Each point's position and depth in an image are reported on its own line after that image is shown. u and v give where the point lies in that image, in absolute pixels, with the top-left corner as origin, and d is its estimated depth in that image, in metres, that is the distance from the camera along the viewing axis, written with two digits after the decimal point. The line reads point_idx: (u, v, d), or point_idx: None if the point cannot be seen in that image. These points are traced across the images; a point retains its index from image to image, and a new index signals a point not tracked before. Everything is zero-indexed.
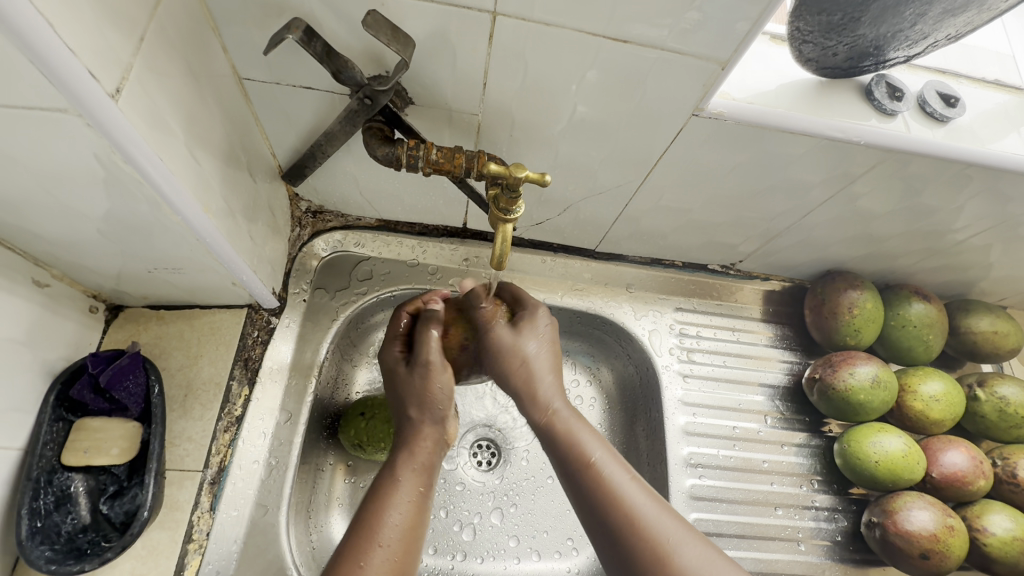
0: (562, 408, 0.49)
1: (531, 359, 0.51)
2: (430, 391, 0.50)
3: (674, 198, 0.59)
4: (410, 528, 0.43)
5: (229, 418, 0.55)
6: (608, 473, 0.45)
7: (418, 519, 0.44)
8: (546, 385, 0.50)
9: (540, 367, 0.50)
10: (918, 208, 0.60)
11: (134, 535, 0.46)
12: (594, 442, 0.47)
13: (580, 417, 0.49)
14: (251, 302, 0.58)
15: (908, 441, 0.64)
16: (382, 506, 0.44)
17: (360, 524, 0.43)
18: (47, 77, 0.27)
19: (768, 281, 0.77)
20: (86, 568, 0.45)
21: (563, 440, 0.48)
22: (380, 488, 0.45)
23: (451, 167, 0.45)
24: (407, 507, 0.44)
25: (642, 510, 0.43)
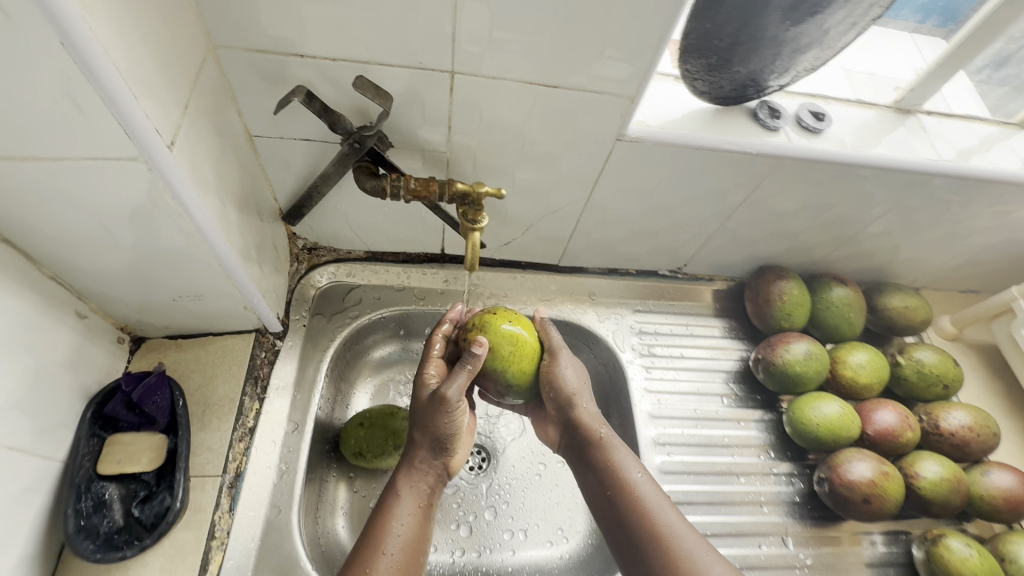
0: (603, 426, 0.63)
1: (578, 395, 0.63)
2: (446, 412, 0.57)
3: (615, 211, 0.71)
4: (411, 542, 0.54)
5: (243, 429, 0.61)
6: (642, 488, 0.57)
7: (415, 531, 0.55)
8: (589, 413, 0.63)
9: (577, 388, 0.64)
10: (818, 205, 0.73)
11: (170, 523, 0.53)
12: (633, 464, 0.59)
13: (619, 441, 0.62)
14: (259, 326, 0.66)
15: (842, 404, 0.74)
16: (389, 519, 0.55)
17: (368, 537, 0.53)
18: (128, 134, 0.37)
19: (714, 281, 0.89)
20: (128, 554, 0.51)
21: (608, 460, 0.60)
22: (386, 501, 0.57)
23: (427, 192, 0.55)
24: (407, 521, 0.55)
25: (672, 520, 0.55)
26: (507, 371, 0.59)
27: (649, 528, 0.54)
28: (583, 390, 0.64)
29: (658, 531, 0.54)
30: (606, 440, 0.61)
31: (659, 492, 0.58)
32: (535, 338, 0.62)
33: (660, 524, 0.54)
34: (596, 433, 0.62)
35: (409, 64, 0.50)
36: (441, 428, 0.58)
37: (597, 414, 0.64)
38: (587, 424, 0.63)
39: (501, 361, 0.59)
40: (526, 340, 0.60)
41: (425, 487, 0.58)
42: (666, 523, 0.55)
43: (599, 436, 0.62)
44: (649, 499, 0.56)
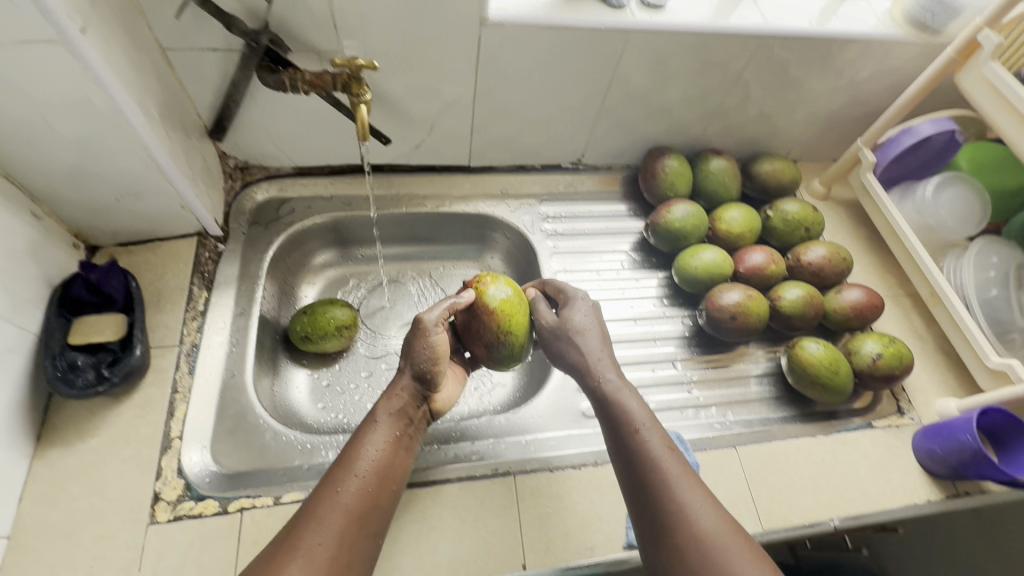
0: (616, 377, 0.63)
1: (600, 358, 0.64)
2: (419, 347, 0.63)
3: (503, 102, 0.81)
4: (380, 469, 0.55)
5: (194, 312, 0.72)
6: (651, 441, 0.56)
7: (385, 459, 0.56)
8: (609, 377, 0.63)
9: (593, 335, 0.66)
10: (680, 79, 0.84)
11: (132, 362, 0.63)
12: (643, 415, 0.58)
13: (628, 389, 0.62)
14: (200, 230, 0.76)
15: (717, 251, 0.86)
16: (362, 441, 0.56)
17: (342, 460, 0.55)
18: (47, 18, 0.46)
19: (612, 169, 1.00)
20: (105, 385, 0.61)
21: (619, 409, 0.59)
22: (362, 427, 0.58)
23: (321, 83, 0.65)
24: (382, 447, 0.56)
25: (675, 471, 0.54)
26: (499, 333, 0.66)
27: (653, 472, 0.54)
28: (597, 350, 0.65)
29: (660, 478, 0.53)
30: (613, 392, 0.61)
31: (668, 446, 0.56)
32: (523, 307, 0.68)
33: (663, 473, 0.54)
34: (602, 387, 0.62)
35: None
36: (421, 356, 0.63)
37: (614, 368, 0.64)
38: (597, 368, 0.63)
39: (506, 324, 0.66)
40: (518, 302, 0.68)
41: (403, 419, 0.60)
42: (668, 472, 0.54)
43: (608, 386, 0.62)
44: (656, 449, 0.55)
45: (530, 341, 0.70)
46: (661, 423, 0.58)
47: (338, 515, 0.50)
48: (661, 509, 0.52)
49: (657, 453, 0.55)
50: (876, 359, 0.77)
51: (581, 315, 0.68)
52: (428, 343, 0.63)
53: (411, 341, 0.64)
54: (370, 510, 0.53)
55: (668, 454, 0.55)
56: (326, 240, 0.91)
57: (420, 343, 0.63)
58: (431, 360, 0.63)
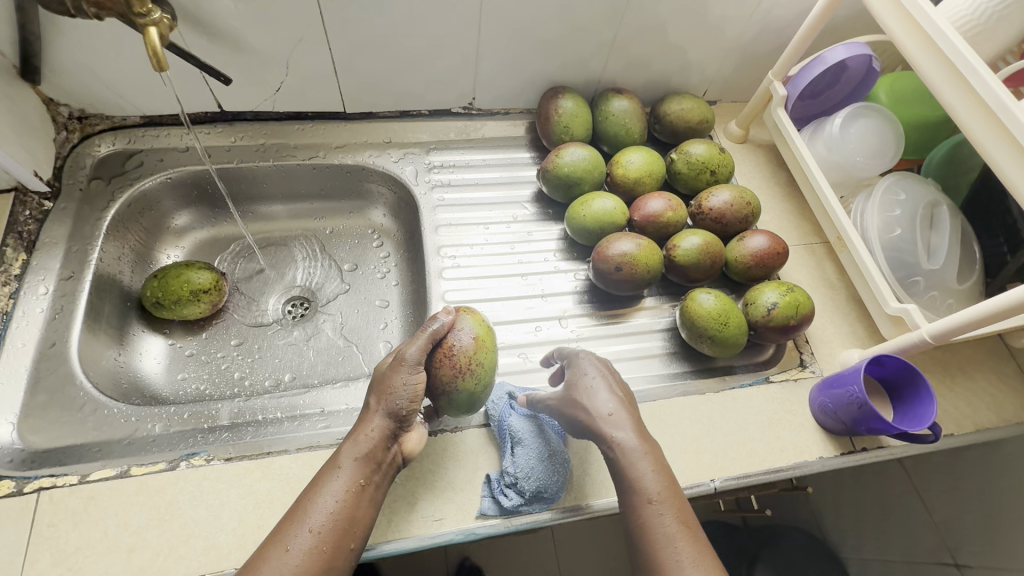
0: (628, 436, 0.53)
1: (613, 413, 0.55)
2: (393, 385, 0.55)
3: (361, 33, 0.72)
4: (336, 526, 0.48)
5: (7, 276, 0.64)
6: (665, 522, 0.49)
7: (346, 512, 0.49)
8: (621, 432, 0.54)
9: (615, 400, 0.56)
10: (563, 4, 0.75)
11: None
12: (654, 483, 0.51)
13: (640, 450, 0.53)
14: (16, 185, 0.68)
15: (611, 198, 0.79)
16: (317, 492, 0.50)
17: (295, 512, 0.49)
18: None
19: (509, 115, 0.92)
20: None
21: (629, 476, 0.52)
22: (323, 472, 0.51)
23: (111, 5, 0.56)
24: (340, 498, 0.50)
25: (682, 557, 0.47)
26: (473, 369, 0.60)
27: (659, 553, 0.48)
28: (611, 407, 0.55)
29: (665, 563, 0.47)
30: (626, 453, 0.52)
31: (678, 523, 0.49)
32: (490, 340, 0.63)
33: (669, 557, 0.47)
34: (611, 445, 0.53)
35: None
36: (396, 395, 0.55)
37: (622, 415, 0.55)
38: (603, 428, 0.54)
39: (480, 356, 0.61)
40: (491, 337, 0.64)
41: (370, 464, 0.52)
42: (675, 556, 0.47)
43: (619, 443, 0.53)
44: (668, 530, 0.49)
45: (492, 382, 0.64)
46: (677, 492, 0.51)
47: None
48: None
49: (656, 523, 0.49)
50: (772, 309, 0.71)
51: (588, 373, 0.58)
52: (405, 380, 0.56)
53: (382, 377, 0.56)
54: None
55: (655, 516, 0.49)
56: (187, 198, 0.83)
57: (389, 384, 0.55)
58: (407, 400, 0.55)
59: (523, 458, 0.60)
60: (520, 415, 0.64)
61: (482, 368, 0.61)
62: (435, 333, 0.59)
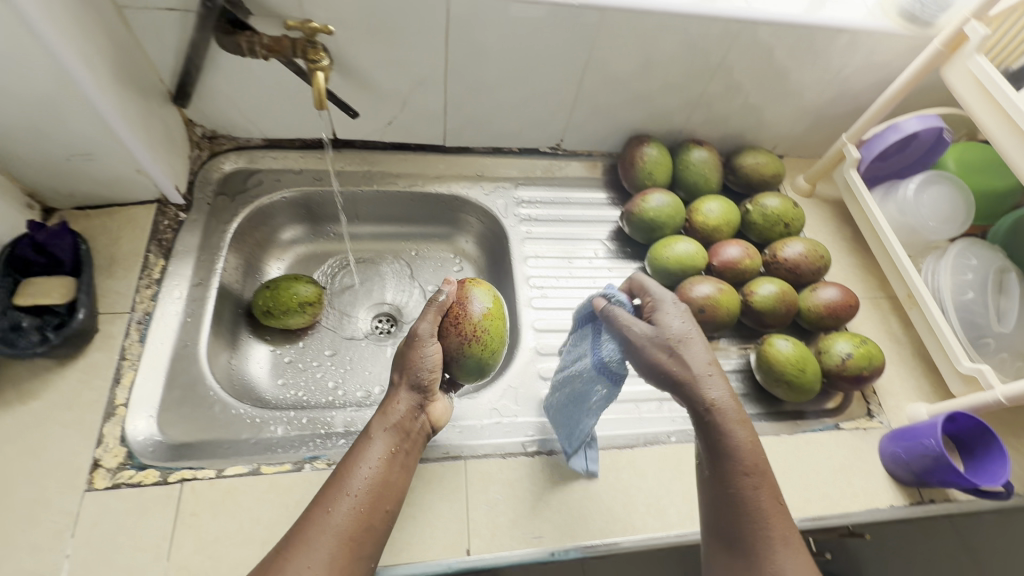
0: (725, 397, 0.55)
1: (712, 371, 0.57)
2: (414, 359, 0.61)
3: (477, 80, 0.79)
4: (375, 490, 0.54)
5: (149, 279, 0.70)
6: (761, 495, 0.53)
7: (382, 478, 0.55)
8: (717, 392, 0.55)
9: (709, 363, 0.57)
10: (661, 63, 0.81)
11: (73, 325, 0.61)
12: (749, 442, 0.54)
13: (738, 414, 0.55)
14: (159, 197, 0.75)
15: (692, 243, 0.84)
16: (358, 460, 0.55)
17: (335, 478, 0.54)
18: None
19: (592, 156, 0.98)
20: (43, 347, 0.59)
21: (726, 440, 0.54)
22: (360, 444, 0.57)
23: (280, 48, 0.63)
24: (377, 465, 0.55)
25: (771, 529, 0.52)
26: (480, 340, 0.66)
27: (750, 523, 0.52)
28: (710, 372, 0.57)
29: (752, 534, 0.52)
30: (721, 412, 0.55)
31: (774, 502, 0.53)
32: (497, 309, 0.70)
33: (767, 524, 0.52)
34: (706, 405, 0.56)
35: None
36: (421, 369, 0.61)
37: (722, 382, 0.56)
38: (704, 387, 0.56)
39: (486, 325, 0.67)
40: (499, 308, 0.71)
41: (399, 434, 0.58)
42: (767, 526, 0.52)
43: (714, 405, 0.55)
44: (764, 505, 0.53)
45: (500, 353, 0.70)
46: (769, 463, 0.54)
47: (332, 534, 0.50)
48: (750, 559, 0.51)
49: (751, 495, 0.53)
50: (846, 359, 0.75)
51: (695, 347, 0.58)
52: (425, 354, 0.62)
53: (404, 355, 0.63)
54: (362, 534, 0.51)
55: (750, 483, 0.53)
56: (294, 216, 0.89)
57: (415, 358, 0.61)
58: (428, 372, 0.61)
59: (564, 422, 0.66)
60: (580, 317, 0.72)
61: (490, 340, 0.67)
62: (440, 305, 0.65)
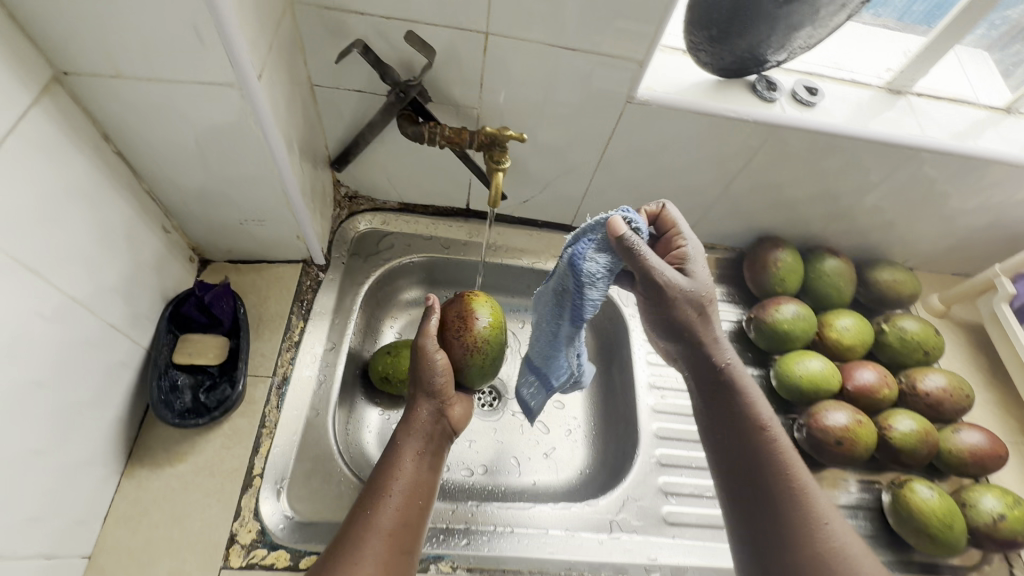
0: (737, 361, 0.61)
1: (723, 338, 0.62)
2: (426, 367, 0.63)
3: (625, 173, 0.78)
4: (411, 488, 0.56)
5: (290, 342, 0.71)
6: (801, 473, 0.56)
7: (416, 474, 0.58)
8: (729, 351, 0.61)
9: (717, 318, 0.62)
10: (814, 176, 0.79)
11: (232, 401, 0.62)
12: (768, 412, 0.59)
13: (755, 389, 0.61)
14: (305, 258, 0.76)
15: (825, 361, 0.80)
16: (392, 468, 0.57)
17: (376, 479, 0.57)
18: (232, 63, 0.46)
19: (714, 250, 0.95)
20: (203, 421, 0.61)
21: (746, 411, 0.59)
22: (391, 449, 0.60)
23: (458, 139, 0.64)
24: (409, 468, 0.58)
25: (826, 519, 0.53)
26: (472, 356, 0.64)
27: (795, 507, 0.54)
28: (723, 339, 0.62)
29: (823, 546, 0.52)
30: (735, 378, 0.60)
31: (825, 498, 0.55)
32: (497, 323, 0.67)
33: (814, 508, 0.54)
34: (722, 365, 0.60)
35: (450, 25, 0.58)
36: (432, 381, 0.63)
37: (737, 362, 0.62)
38: (718, 354, 0.61)
39: (487, 341, 0.65)
40: (501, 321, 0.68)
41: (426, 437, 0.61)
42: (820, 506, 0.54)
43: (733, 374, 0.61)
44: (805, 482, 0.55)
45: (501, 364, 0.68)
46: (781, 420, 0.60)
47: (383, 534, 0.52)
48: (804, 541, 0.52)
49: (799, 469, 0.56)
50: (999, 519, 0.69)
51: (717, 320, 0.61)
52: (434, 364, 0.62)
53: (420, 364, 0.64)
54: (405, 529, 0.54)
55: (796, 459, 0.56)
56: (417, 278, 0.88)
57: (427, 367, 0.63)
58: (444, 381, 0.63)
59: (544, 347, 0.66)
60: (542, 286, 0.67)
61: (483, 357, 0.65)
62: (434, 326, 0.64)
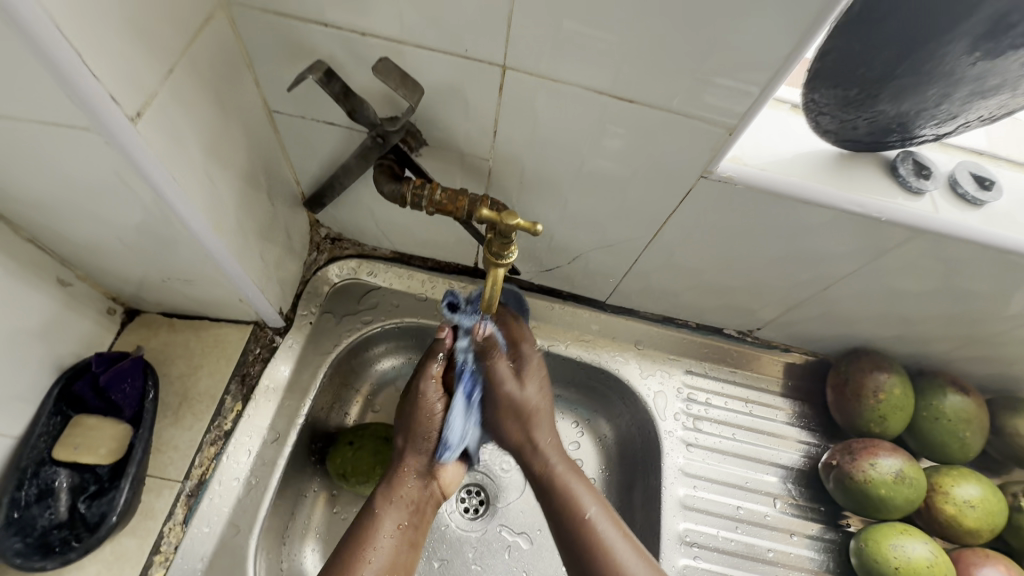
0: (558, 458, 0.57)
1: (542, 407, 0.58)
2: (424, 420, 0.57)
3: (682, 257, 0.58)
4: (388, 568, 0.50)
5: (217, 432, 0.56)
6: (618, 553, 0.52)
7: (396, 552, 0.52)
8: (543, 429, 0.58)
9: (541, 403, 0.58)
10: (954, 293, 0.56)
11: (99, 539, 0.47)
12: (586, 498, 0.54)
13: (572, 470, 0.57)
14: (258, 320, 0.60)
15: (936, 549, 0.57)
16: (369, 540, 0.51)
17: (351, 549, 0.50)
18: (78, 104, 0.29)
19: (789, 353, 0.73)
20: (50, 565, 0.46)
21: (562, 491, 0.55)
22: (365, 515, 0.53)
23: (454, 208, 0.46)
24: (389, 543, 0.52)
25: None
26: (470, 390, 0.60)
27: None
28: (542, 408, 0.58)
29: None
30: (546, 458, 0.57)
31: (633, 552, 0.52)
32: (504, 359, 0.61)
33: None
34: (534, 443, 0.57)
35: (451, 51, 0.40)
36: (428, 435, 0.57)
37: (549, 433, 0.58)
38: (531, 422, 0.58)
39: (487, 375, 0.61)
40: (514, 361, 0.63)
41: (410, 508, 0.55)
42: None
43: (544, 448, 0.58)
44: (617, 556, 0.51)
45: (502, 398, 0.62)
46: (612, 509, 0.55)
47: None
48: None
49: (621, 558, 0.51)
50: None
51: (532, 385, 0.58)
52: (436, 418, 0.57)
53: (411, 416, 0.58)
54: None
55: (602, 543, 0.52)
56: (403, 346, 0.71)
57: (427, 418, 0.57)
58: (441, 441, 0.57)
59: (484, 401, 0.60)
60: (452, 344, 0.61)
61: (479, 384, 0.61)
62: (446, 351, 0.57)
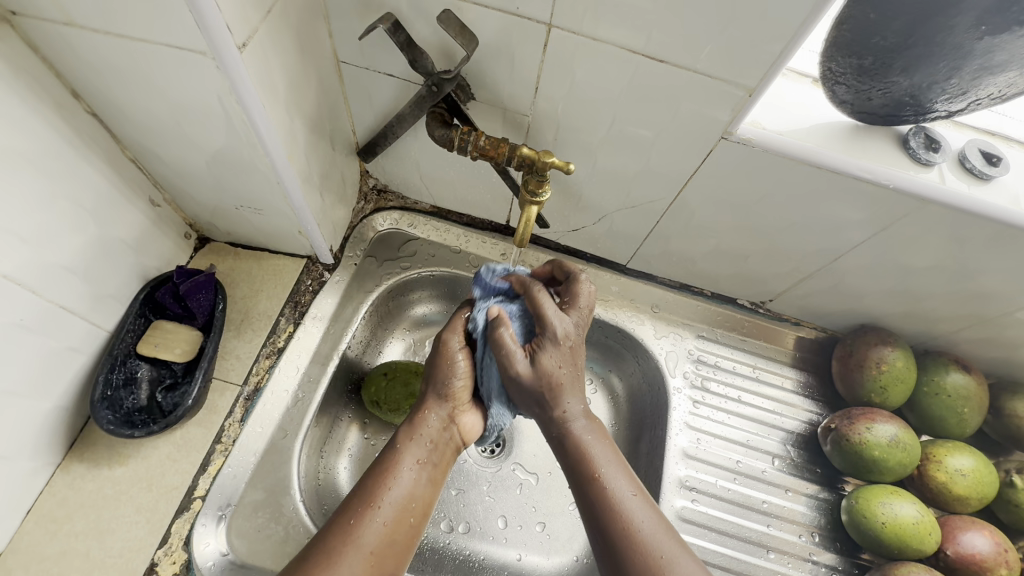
0: (580, 416, 0.52)
1: (569, 355, 0.52)
2: (446, 369, 0.56)
3: (702, 220, 0.62)
4: (405, 503, 0.48)
5: (272, 347, 0.63)
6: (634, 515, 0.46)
7: (416, 488, 0.49)
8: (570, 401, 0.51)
9: (564, 373, 0.52)
10: (962, 268, 0.58)
11: (177, 418, 0.53)
12: (615, 473, 0.49)
13: (596, 434, 0.51)
14: (311, 254, 0.68)
15: (922, 510, 0.60)
16: (388, 475, 0.49)
17: (362, 488, 0.47)
18: (200, 27, 0.36)
19: (800, 326, 0.76)
20: (136, 435, 0.52)
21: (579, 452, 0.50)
22: (384, 455, 0.51)
23: (495, 154, 0.52)
24: (408, 479, 0.49)
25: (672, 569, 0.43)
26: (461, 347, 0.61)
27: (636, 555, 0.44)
28: (570, 366, 0.52)
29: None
30: (574, 427, 0.51)
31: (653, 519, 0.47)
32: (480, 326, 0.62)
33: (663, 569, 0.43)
34: (560, 412, 0.51)
35: (504, 9, 0.45)
36: (449, 381, 0.55)
37: (579, 397, 0.52)
38: (555, 386, 0.51)
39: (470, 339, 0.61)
40: None
41: (428, 448, 0.52)
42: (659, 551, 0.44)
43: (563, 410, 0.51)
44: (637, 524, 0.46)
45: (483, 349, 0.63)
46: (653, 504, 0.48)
47: (366, 549, 0.44)
48: None
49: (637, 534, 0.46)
50: None
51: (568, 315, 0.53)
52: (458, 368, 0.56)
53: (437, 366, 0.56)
54: (392, 552, 0.45)
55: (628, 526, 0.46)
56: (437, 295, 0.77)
57: (450, 368, 0.56)
58: (463, 386, 0.56)
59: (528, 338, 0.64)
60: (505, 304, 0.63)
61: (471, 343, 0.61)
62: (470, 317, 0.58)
